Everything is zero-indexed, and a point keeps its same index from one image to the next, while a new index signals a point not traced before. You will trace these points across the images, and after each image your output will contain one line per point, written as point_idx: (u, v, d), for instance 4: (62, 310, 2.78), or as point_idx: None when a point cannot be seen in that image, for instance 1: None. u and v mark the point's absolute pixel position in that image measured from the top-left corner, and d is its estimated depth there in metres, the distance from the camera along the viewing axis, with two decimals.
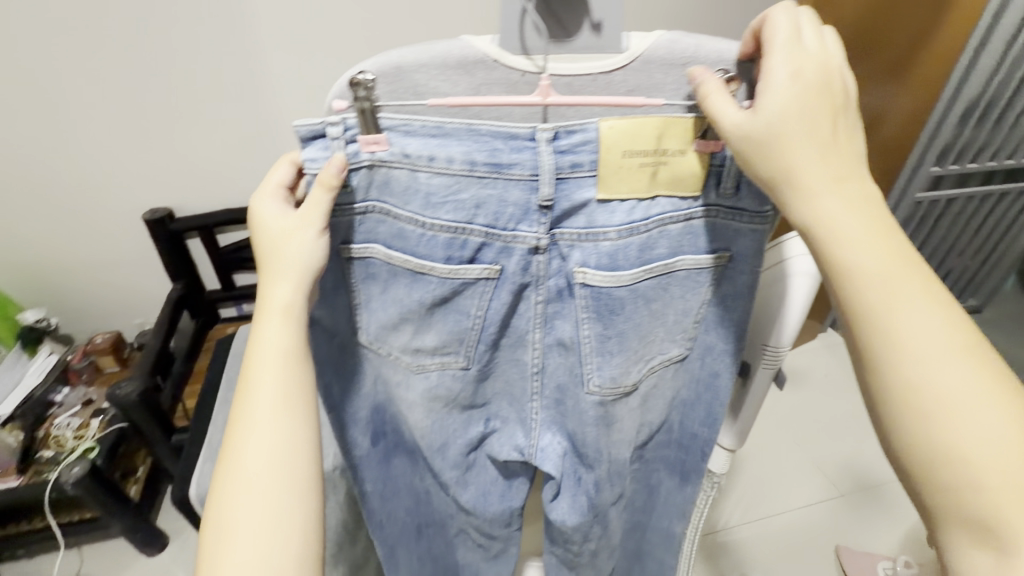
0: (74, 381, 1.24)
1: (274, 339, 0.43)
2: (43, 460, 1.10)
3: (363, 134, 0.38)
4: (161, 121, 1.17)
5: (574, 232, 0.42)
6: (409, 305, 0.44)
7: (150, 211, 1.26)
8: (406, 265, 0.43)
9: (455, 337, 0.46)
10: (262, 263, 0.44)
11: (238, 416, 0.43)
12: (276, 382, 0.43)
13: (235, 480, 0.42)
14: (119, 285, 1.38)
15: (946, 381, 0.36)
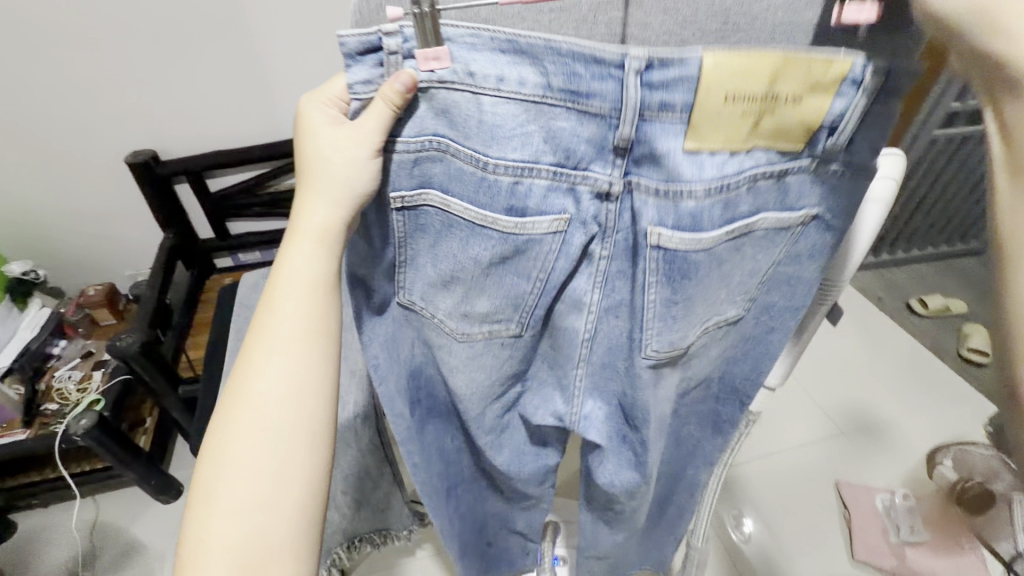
0: (71, 334, 1.20)
1: (305, 263, 0.40)
2: (48, 413, 1.07)
3: (422, 49, 0.33)
4: (139, 53, 1.08)
5: (650, 184, 0.38)
6: (462, 263, 0.41)
7: (134, 153, 1.18)
8: (465, 215, 0.39)
9: (506, 295, 0.43)
10: (301, 179, 0.40)
11: (255, 346, 0.40)
12: (305, 319, 0.41)
13: (249, 417, 0.39)
14: (106, 236, 1.32)
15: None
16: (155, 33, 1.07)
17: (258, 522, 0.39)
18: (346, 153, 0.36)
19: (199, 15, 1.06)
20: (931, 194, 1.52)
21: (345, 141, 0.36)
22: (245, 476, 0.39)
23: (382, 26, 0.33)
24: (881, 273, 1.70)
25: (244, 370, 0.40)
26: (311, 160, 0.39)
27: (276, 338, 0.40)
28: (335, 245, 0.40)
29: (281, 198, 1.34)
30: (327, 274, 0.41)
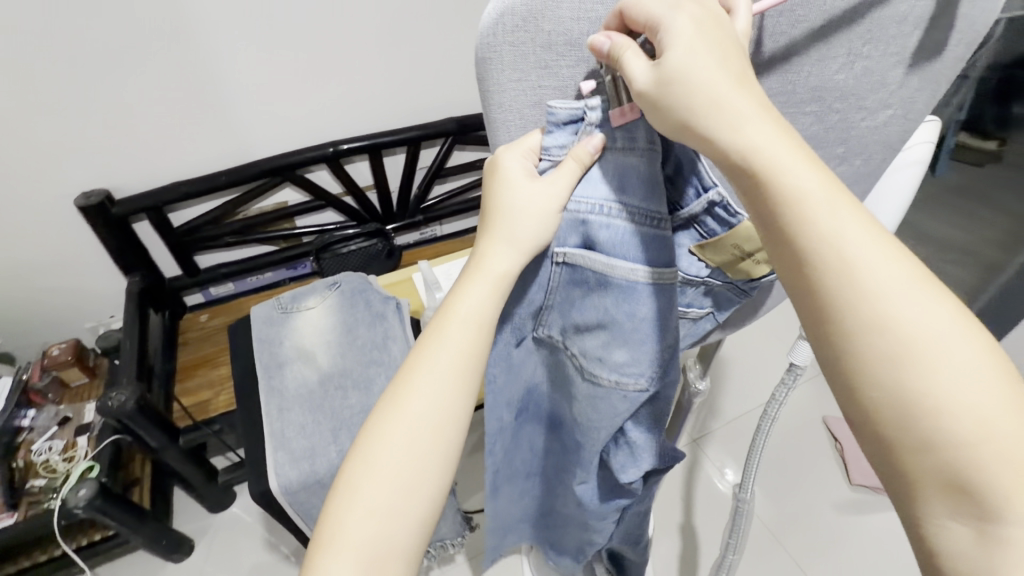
0: (39, 402, 1.09)
1: (478, 302, 0.41)
2: (35, 490, 0.97)
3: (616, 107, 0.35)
4: (77, 84, 0.99)
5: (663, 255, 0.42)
6: (615, 315, 0.41)
7: (84, 195, 1.08)
8: (631, 274, 0.39)
9: (635, 344, 0.42)
10: (484, 219, 0.42)
11: (417, 373, 0.42)
12: (464, 359, 0.42)
13: (399, 429, 0.41)
14: (60, 288, 1.21)
15: (913, 319, 0.28)
16: (102, 60, 0.98)
17: (390, 531, 0.39)
18: (545, 211, 0.39)
19: (152, 37, 0.98)
20: None
21: (537, 191, 0.39)
22: (382, 481, 0.40)
23: (586, 101, 0.36)
24: None
25: (402, 385, 0.42)
26: (498, 205, 0.40)
27: (442, 370, 0.42)
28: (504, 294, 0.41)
29: (255, 222, 1.29)
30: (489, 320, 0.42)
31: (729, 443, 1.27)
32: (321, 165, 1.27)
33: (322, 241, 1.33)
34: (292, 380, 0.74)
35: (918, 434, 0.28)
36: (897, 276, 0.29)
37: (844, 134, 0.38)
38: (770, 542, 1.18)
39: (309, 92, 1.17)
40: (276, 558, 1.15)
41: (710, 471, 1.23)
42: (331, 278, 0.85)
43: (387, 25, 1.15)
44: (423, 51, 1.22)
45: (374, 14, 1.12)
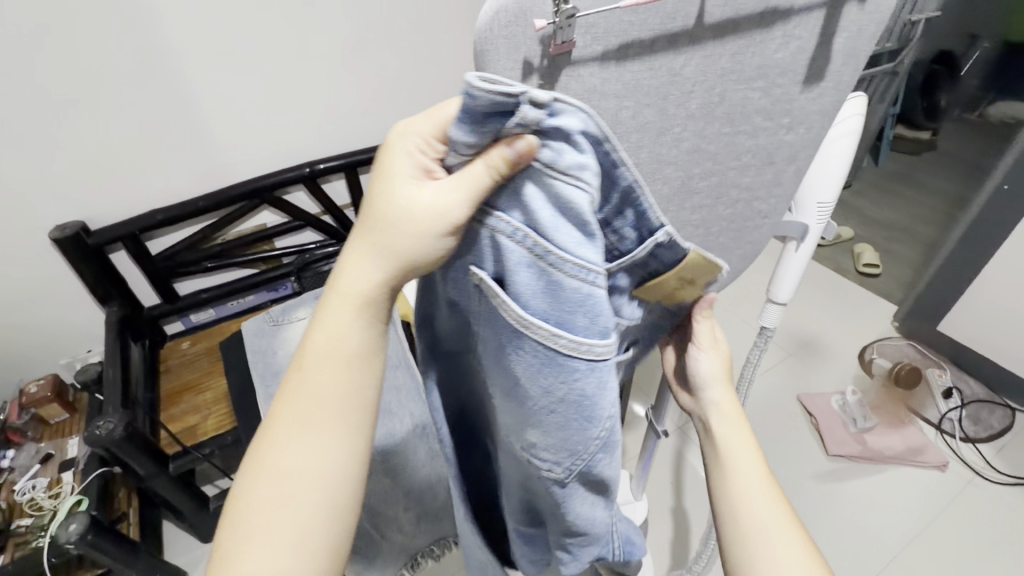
0: (18, 441, 1.06)
1: (340, 328, 0.42)
2: (21, 530, 0.95)
3: (552, 45, 0.34)
4: (47, 118, 0.99)
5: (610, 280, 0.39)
6: (526, 384, 0.39)
7: (59, 227, 1.07)
8: (551, 340, 0.36)
9: (534, 406, 0.40)
10: (362, 223, 0.42)
11: (288, 417, 0.42)
12: (338, 394, 0.42)
13: (265, 481, 0.41)
14: (34, 325, 1.19)
15: (745, 459, 0.52)
16: (79, 89, 0.99)
17: None
18: (417, 226, 0.38)
19: (132, 67, 1.00)
20: None
21: (419, 192, 0.38)
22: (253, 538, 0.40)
23: (530, 92, 0.29)
24: None
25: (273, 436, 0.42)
26: (379, 210, 0.40)
27: (314, 410, 0.42)
28: (373, 315, 0.43)
29: (232, 246, 1.29)
30: (363, 351, 0.43)
31: None
32: (297, 186, 1.30)
33: (301, 261, 1.35)
34: None
35: (733, 521, 0.50)
36: (744, 435, 0.54)
37: (784, 106, 0.43)
38: None
39: (282, 114, 1.20)
40: None
41: (696, 461, 1.26)
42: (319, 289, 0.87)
43: (361, 47, 1.20)
44: (396, 71, 1.27)
45: (348, 37, 1.17)
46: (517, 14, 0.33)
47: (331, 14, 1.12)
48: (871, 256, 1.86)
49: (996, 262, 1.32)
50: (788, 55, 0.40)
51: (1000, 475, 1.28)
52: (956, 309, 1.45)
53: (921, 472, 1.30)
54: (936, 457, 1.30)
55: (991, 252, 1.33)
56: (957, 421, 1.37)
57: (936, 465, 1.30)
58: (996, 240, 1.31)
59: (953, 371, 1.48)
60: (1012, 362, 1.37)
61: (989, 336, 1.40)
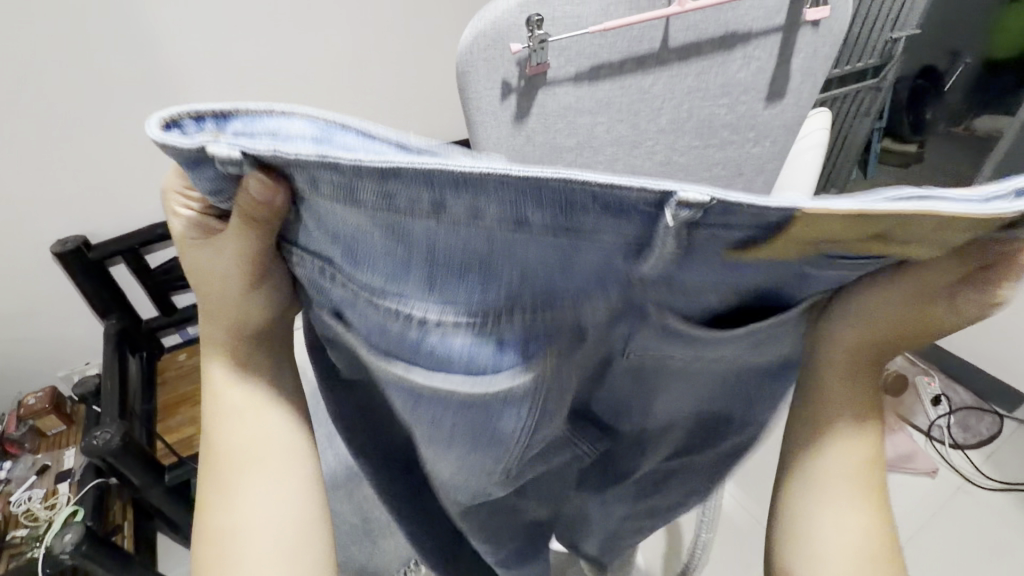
0: (15, 452, 1.08)
1: (228, 386, 0.40)
2: (17, 540, 0.96)
3: (531, 67, 0.51)
4: (53, 136, 1.02)
5: (526, 310, 0.28)
6: (414, 408, 0.33)
7: (60, 242, 1.09)
8: (412, 370, 0.30)
9: (427, 437, 0.35)
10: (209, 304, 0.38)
11: (211, 484, 0.39)
12: (264, 431, 0.40)
13: (229, 527, 0.38)
14: (33, 339, 1.20)
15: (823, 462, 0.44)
16: (85, 109, 1.02)
17: None
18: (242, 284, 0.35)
19: (138, 86, 1.04)
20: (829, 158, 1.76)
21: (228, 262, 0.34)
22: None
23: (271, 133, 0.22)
24: None
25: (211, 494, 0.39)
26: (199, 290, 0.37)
27: (249, 451, 0.40)
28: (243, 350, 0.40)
29: None
30: (256, 400, 0.41)
31: None
32: None
33: None
34: None
35: None
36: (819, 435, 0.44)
37: (749, 120, 0.58)
38: None
39: None
40: None
41: None
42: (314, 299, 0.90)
43: (357, 68, 1.25)
44: (392, 89, 1.32)
45: (345, 58, 1.22)
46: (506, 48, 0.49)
47: (329, 36, 1.18)
48: None
49: None
50: (749, 73, 0.55)
51: (990, 481, 1.29)
52: None
53: (913, 479, 1.31)
54: (927, 463, 1.31)
55: None
56: (945, 428, 1.39)
57: (926, 472, 1.31)
58: None
59: (943, 379, 1.50)
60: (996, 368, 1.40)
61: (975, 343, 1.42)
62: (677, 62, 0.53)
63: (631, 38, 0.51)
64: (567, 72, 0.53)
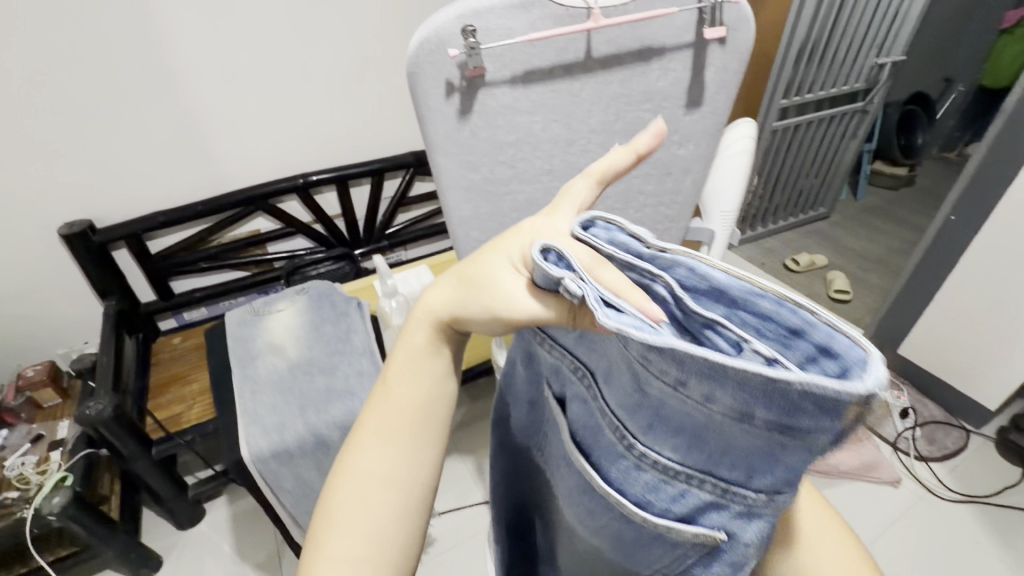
0: (11, 421, 1.13)
1: (412, 350, 0.41)
2: (7, 502, 1.00)
3: (471, 68, 0.56)
4: (64, 125, 1.09)
5: (717, 483, 0.28)
6: (580, 495, 0.36)
7: (67, 225, 1.16)
8: (598, 472, 0.33)
9: (580, 524, 0.38)
10: (466, 281, 0.39)
11: (370, 424, 0.39)
12: (414, 411, 0.39)
13: (352, 482, 0.38)
14: (37, 316, 1.27)
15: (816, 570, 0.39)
16: (96, 104, 1.10)
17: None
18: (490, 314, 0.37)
19: (144, 83, 1.12)
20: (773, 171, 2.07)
21: (512, 286, 0.36)
22: (346, 537, 0.36)
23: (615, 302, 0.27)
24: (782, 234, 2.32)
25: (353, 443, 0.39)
26: (457, 284, 0.40)
27: (394, 419, 0.39)
28: (444, 346, 0.41)
29: (227, 250, 1.39)
30: (438, 377, 0.40)
31: None
32: (291, 196, 1.40)
33: (292, 265, 1.44)
34: (263, 369, 0.84)
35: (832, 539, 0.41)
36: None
37: (671, 124, 0.65)
38: None
39: (280, 129, 1.31)
40: (247, 569, 1.20)
41: None
42: (300, 285, 0.95)
43: (350, 70, 1.31)
44: (386, 90, 1.38)
45: (340, 62, 1.29)
46: (440, 50, 0.55)
47: (324, 41, 1.25)
48: (843, 283, 1.96)
49: (948, 287, 1.38)
50: (668, 82, 0.63)
51: (951, 493, 1.33)
52: (914, 333, 1.51)
53: (875, 488, 1.35)
54: (889, 473, 1.36)
55: (942, 277, 1.39)
56: (912, 440, 1.43)
57: (889, 481, 1.36)
58: (945, 271, 1.39)
59: (913, 394, 1.53)
60: (960, 382, 1.44)
61: (941, 358, 1.46)
62: (603, 69, 0.61)
63: (560, 46, 0.58)
64: (503, 75, 0.58)
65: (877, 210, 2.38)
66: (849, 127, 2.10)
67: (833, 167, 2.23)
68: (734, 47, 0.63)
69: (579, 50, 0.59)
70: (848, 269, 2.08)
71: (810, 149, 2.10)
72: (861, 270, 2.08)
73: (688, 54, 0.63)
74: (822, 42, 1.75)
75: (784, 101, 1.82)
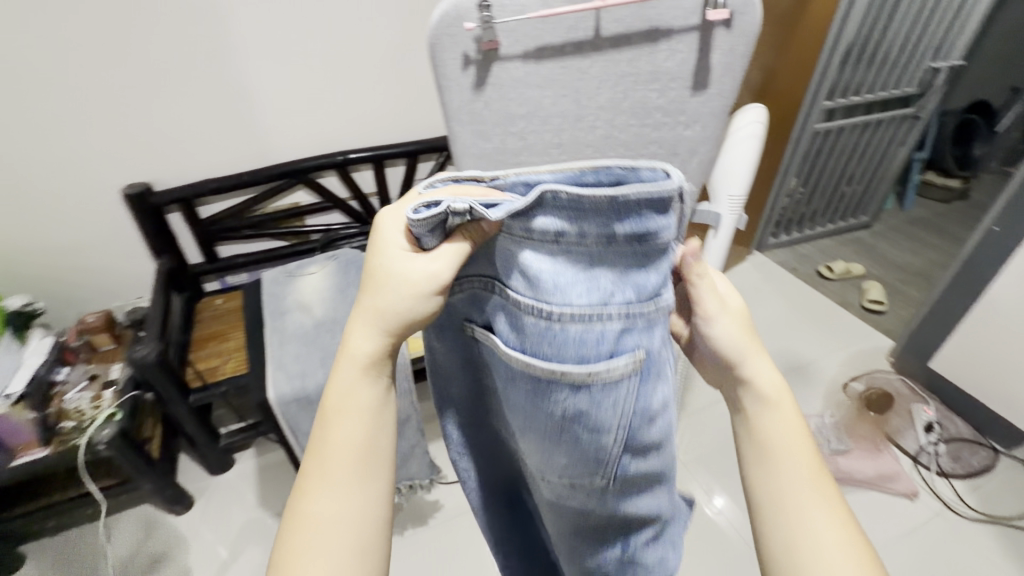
0: (72, 360, 1.26)
1: (352, 382, 0.44)
2: (65, 430, 1.13)
3: (486, 40, 0.64)
4: (132, 93, 1.20)
5: (619, 308, 0.43)
6: (536, 400, 0.47)
7: (129, 186, 1.28)
8: (546, 369, 0.45)
9: (541, 430, 0.49)
10: (363, 284, 0.46)
11: (315, 469, 0.42)
12: (363, 445, 0.43)
13: (305, 532, 0.40)
14: (99, 269, 1.40)
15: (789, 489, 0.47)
16: (160, 75, 1.20)
17: None
18: (409, 291, 0.44)
19: (204, 58, 1.21)
20: (813, 175, 2.02)
21: (411, 260, 0.44)
22: None
23: (514, 205, 0.41)
24: (818, 241, 2.26)
25: (299, 493, 0.42)
26: (373, 274, 0.45)
27: (337, 461, 0.42)
28: (380, 369, 0.45)
29: (269, 219, 1.48)
30: (377, 404, 0.44)
31: (706, 447, 1.44)
32: (330, 171, 1.47)
33: (327, 239, 1.53)
34: (291, 324, 0.91)
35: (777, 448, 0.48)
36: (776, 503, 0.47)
37: (677, 106, 0.70)
38: (728, 529, 1.28)
39: (323, 107, 1.38)
40: (268, 516, 1.29)
41: (700, 494, 1.34)
42: (331, 251, 1.02)
43: (392, 53, 1.37)
44: (423, 73, 1.43)
45: (382, 45, 1.35)
46: (457, 25, 0.63)
47: (369, 25, 1.31)
48: (877, 293, 1.90)
49: (986, 301, 1.33)
50: (675, 63, 0.68)
51: (971, 512, 1.29)
52: (947, 347, 1.45)
53: (890, 499, 1.33)
54: (907, 485, 1.33)
55: (980, 290, 1.34)
56: (934, 455, 1.38)
57: (905, 493, 1.33)
58: (983, 283, 1.33)
59: (941, 410, 1.49)
60: (991, 400, 1.39)
61: (974, 375, 1.40)
62: (613, 48, 0.66)
63: (569, 23, 0.64)
64: (517, 50, 0.65)
65: (923, 222, 2.29)
66: (898, 133, 2.03)
67: (878, 174, 2.15)
68: (738, 32, 0.66)
69: (589, 27, 0.65)
70: (884, 280, 2.02)
71: (854, 153, 2.03)
72: (898, 281, 2.02)
73: (690, 40, 0.66)
74: (872, 42, 1.70)
75: (827, 102, 1.78)
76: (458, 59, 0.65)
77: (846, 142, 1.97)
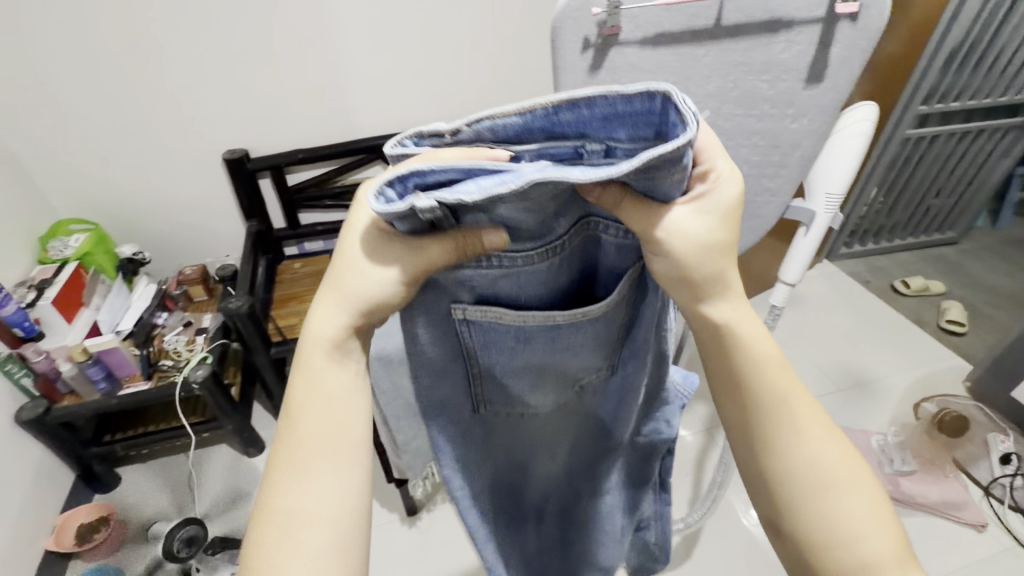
0: (171, 307, 1.38)
1: (324, 367, 0.45)
2: (164, 367, 1.26)
3: (608, 26, 0.69)
4: (242, 65, 1.30)
5: (617, 229, 0.47)
6: (545, 347, 0.51)
7: (230, 152, 1.38)
8: (555, 314, 0.48)
9: (546, 374, 0.54)
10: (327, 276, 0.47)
11: (285, 458, 0.44)
12: (334, 430, 0.44)
13: (279, 523, 0.42)
14: (197, 227, 1.52)
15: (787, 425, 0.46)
16: (267, 50, 1.29)
17: None
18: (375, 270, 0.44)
19: (307, 35, 1.29)
20: (897, 184, 1.91)
21: (375, 244, 0.45)
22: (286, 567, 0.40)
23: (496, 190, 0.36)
24: (895, 254, 2.14)
25: (270, 484, 0.43)
26: (338, 267, 0.46)
27: (309, 448, 0.43)
28: (349, 349, 0.46)
29: (349, 191, 1.55)
30: (349, 384, 0.46)
31: None
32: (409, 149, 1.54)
33: None
34: None
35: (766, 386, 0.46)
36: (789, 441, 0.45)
37: (786, 98, 0.71)
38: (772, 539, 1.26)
39: (409, 88, 1.44)
40: None
41: (737, 505, 1.33)
42: None
43: (479, 39, 1.40)
44: (507, 60, 1.46)
45: (472, 30, 1.38)
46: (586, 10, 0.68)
47: (461, 8, 1.34)
48: (958, 314, 1.79)
49: None
50: (791, 55, 0.69)
51: None
52: None
53: (955, 528, 1.27)
54: (976, 516, 1.27)
55: None
56: (1009, 488, 1.30)
57: (973, 523, 1.26)
58: None
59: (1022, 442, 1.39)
60: None
61: None
62: (729, 36, 0.70)
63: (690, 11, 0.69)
64: (636, 36, 0.70)
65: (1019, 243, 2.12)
66: (1000, 144, 1.87)
67: (971, 187, 1.99)
68: (864, 27, 0.66)
69: (709, 15, 0.69)
70: (968, 302, 1.89)
71: (947, 164, 1.90)
72: (983, 304, 1.88)
73: (803, 35, 0.67)
74: (981, 43, 1.58)
75: (923, 107, 1.67)
76: (578, 39, 0.71)
77: (939, 151, 1.85)
